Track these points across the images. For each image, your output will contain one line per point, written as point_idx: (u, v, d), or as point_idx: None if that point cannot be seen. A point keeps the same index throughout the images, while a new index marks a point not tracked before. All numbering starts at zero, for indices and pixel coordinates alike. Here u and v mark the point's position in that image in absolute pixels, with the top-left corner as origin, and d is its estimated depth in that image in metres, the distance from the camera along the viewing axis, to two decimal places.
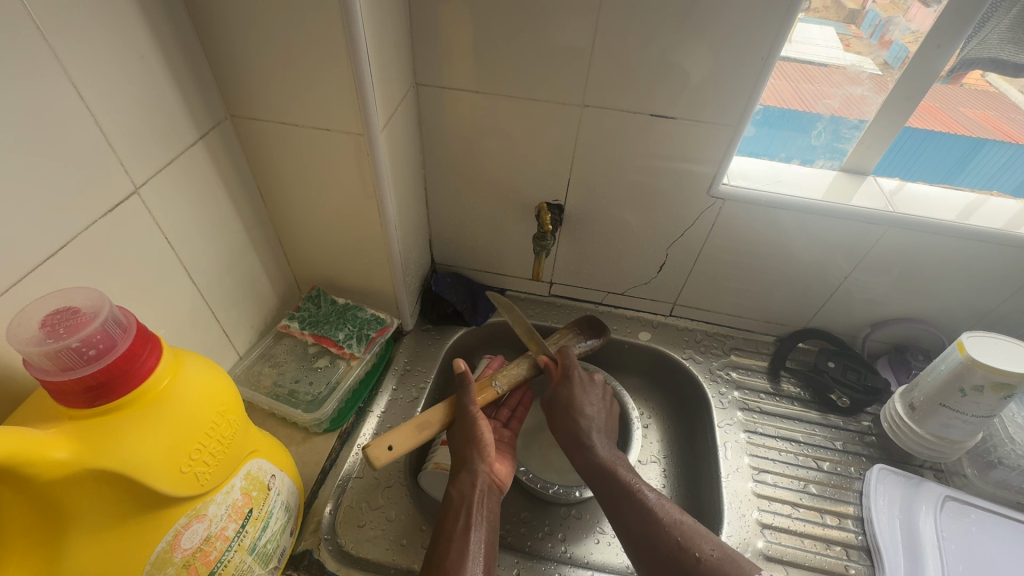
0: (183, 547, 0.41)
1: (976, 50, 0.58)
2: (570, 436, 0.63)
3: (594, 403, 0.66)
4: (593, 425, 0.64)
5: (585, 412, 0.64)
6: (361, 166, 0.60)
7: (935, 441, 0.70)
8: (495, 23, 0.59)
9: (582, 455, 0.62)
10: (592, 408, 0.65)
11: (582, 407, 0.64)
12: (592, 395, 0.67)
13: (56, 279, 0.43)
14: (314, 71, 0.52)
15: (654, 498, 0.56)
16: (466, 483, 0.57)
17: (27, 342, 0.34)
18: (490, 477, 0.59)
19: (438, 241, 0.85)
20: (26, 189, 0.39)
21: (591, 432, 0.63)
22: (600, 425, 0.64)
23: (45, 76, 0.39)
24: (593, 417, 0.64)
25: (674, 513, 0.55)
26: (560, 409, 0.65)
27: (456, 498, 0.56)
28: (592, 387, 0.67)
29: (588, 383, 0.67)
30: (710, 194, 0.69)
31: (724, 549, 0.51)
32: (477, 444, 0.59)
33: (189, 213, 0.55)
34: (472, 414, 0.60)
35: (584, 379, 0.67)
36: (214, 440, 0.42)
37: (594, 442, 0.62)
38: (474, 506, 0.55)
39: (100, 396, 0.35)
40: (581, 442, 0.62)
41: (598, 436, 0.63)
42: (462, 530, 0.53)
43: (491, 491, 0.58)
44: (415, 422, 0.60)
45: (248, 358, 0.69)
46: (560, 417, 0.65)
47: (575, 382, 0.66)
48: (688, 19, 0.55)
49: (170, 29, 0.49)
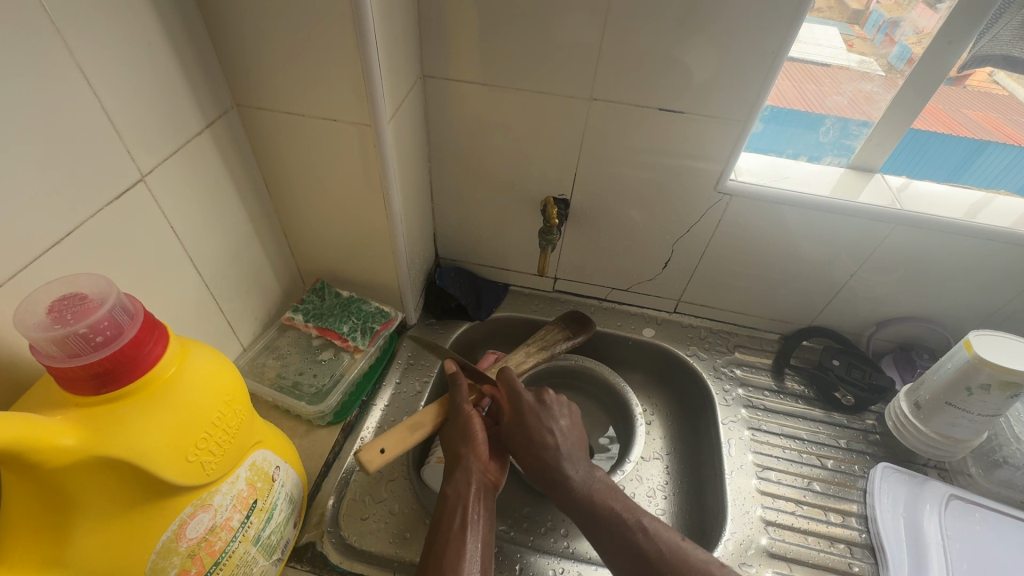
0: (188, 536, 0.41)
1: (987, 47, 0.58)
2: (541, 473, 0.60)
3: (553, 428, 0.62)
4: (561, 453, 0.60)
5: (546, 443, 0.60)
6: (366, 157, 0.59)
7: (941, 440, 0.70)
8: (503, 15, 0.58)
9: (559, 491, 0.59)
10: (553, 435, 0.61)
11: (542, 440, 0.61)
12: (550, 419, 0.62)
13: (63, 266, 0.43)
14: (321, 60, 0.52)
15: (638, 528, 0.54)
16: (462, 482, 0.56)
17: (34, 328, 0.34)
18: (485, 476, 0.58)
19: (442, 235, 0.84)
20: (32, 175, 0.39)
21: (559, 464, 0.59)
22: (567, 450, 0.61)
23: (53, 61, 0.39)
24: (557, 446, 0.60)
25: (662, 542, 0.53)
26: (521, 447, 0.61)
27: (451, 497, 0.55)
28: (547, 412, 0.63)
29: (541, 409, 0.63)
30: (717, 190, 0.68)
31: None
32: (472, 441, 0.59)
33: (194, 202, 0.55)
34: (467, 413, 0.60)
35: (535, 406, 0.63)
36: (221, 429, 0.41)
37: (567, 472, 0.59)
38: (469, 505, 0.55)
39: (106, 383, 0.35)
40: (554, 478, 0.59)
41: (569, 463, 0.60)
42: (458, 532, 0.52)
43: (485, 490, 0.58)
44: (406, 425, 0.60)
45: (252, 350, 0.69)
46: (522, 454, 0.61)
47: (527, 414, 0.62)
48: (698, 12, 0.55)
49: (178, 16, 0.49)
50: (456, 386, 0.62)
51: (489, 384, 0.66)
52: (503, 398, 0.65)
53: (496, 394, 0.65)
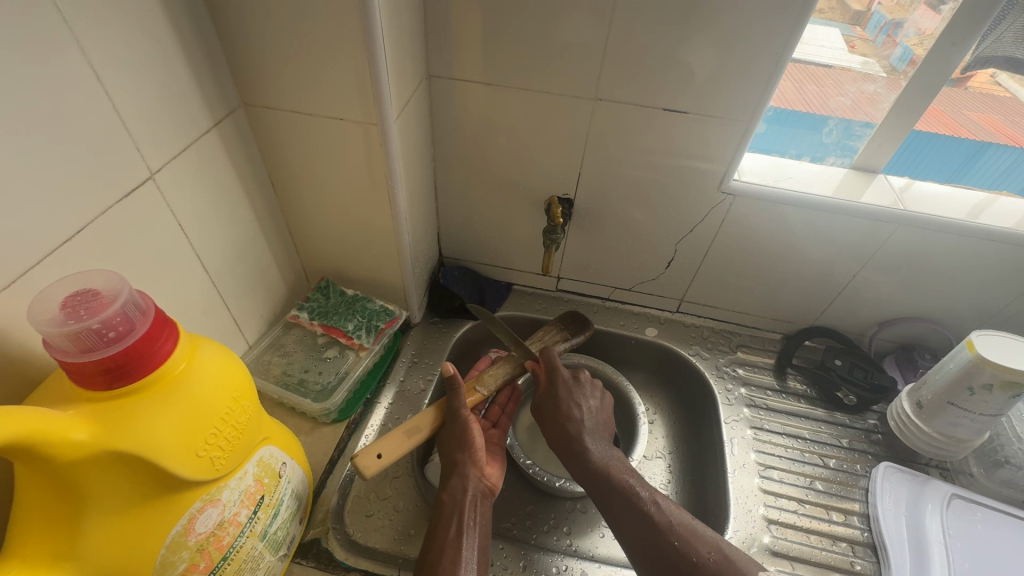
0: (197, 531, 0.41)
1: (990, 48, 0.59)
2: (563, 442, 0.63)
3: (582, 404, 0.65)
4: (583, 428, 0.62)
5: (572, 415, 0.63)
6: (372, 156, 0.59)
7: (943, 439, 0.70)
8: (509, 15, 0.59)
9: (577, 462, 0.61)
10: (580, 410, 0.64)
11: (570, 412, 0.64)
12: (580, 396, 0.65)
13: (74, 263, 0.43)
14: (328, 60, 0.52)
15: (648, 498, 0.55)
16: (458, 488, 0.57)
17: (48, 322, 0.34)
18: (481, 483, 0.59)
19: (446, 234, 0.85)
20: (43, 172, 0.39)
21: (581, 436, 0.62)
22: (591, 426, 0.63)
23: (65, 59, 0.39)
24: (582, 420, 0.63)
25: (670, 514, 0.54)
26: (549, 415, 0.65)
27: (448, 502, 0.56)
28: (579, 388, 0.66)
29: (574, 385, 0.66)
30: (721, 190, 0.69)
31: (721, 549, 0.51)
32: (468, 448, 0.60)
33: (202, 200, 0.55)
34: (463, 418, 0.61)
35: (569, 380, 0.66)
36: (229, 425, 0.42)
37: (586, 445, 0.61)
38: (466, 512, 0.55)
39: (117, 379, 0.35)
40: (573, 449, 0.61)
41: (590, 438, 0.62)
42: (454, 538, 0.53)
43: (482, 497, 0.59)
44: (403, 429, 0.60)
45: (258, 347, 0.69)
46: (549, 423, 0.65)
47: (560, 386, 0.65)
48: (703, 13, 0.55)
49: (187, 15, 0.49)
50: (453, 388, 0.61)
51: (530, 361, 0.69)
52: (541, 371, 0.68)
53: (534, 367, 0.69)
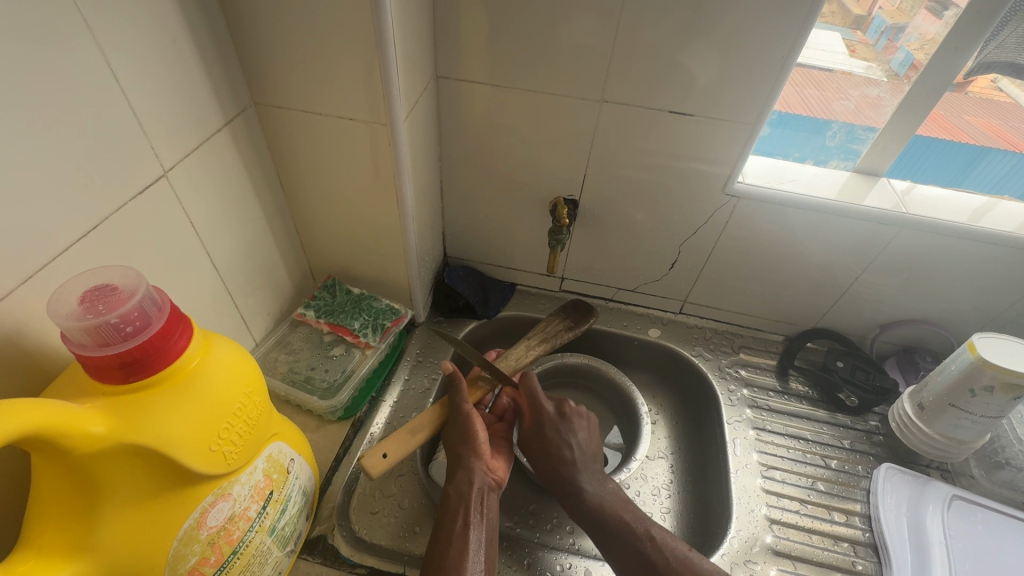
0: (209, 524, 0.42)
1: (993, 54, 0.59)
2: (556, 481, 0.63)
3: (572, 441, 0.65)
4: (576, 466, 0.63)
5: (564, 453, 0.64)
6: (380, 155, 0.60)
7: (944, 441, 0.71)
8: (517, 17, 0.59)
9: (573, 500, 0.61)
10: (570, 448, 0.64)
11: (560, 452, 0.64)
12: (571, 431, 0.65)
13: (89, 258, 0.44)
14: (339, 61, 0.53)
15: (647, 539, 0.56)
16: (464, 482, 0.58)
17: (67, 317, 0.35)
18: (488, 476, 0.60)
19: (451, 234, 0.85)
20: (62, 168, 0.40)
21: (573, 476, 0.62)
22: (584, 463, 0.63)
23: (83, 56, 0.39)
24: (574, 456, 0.63)
25: (669, 551, 0.55)
26: (541, 454, 0.65)
27: (455, 496, 0.57)
28: (568, 424, 0.66)
29: (561, 422, 0.66)
30: (725, 192, 0.69)
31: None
32: (474, 443, 0.60)
33: (213, 198, 0.56)
34: (467, 413, 0.61)
35: (556, 418, 0.66)
36: (241, 420, 0.42)
37: (581, 484, 0.61)
38: (472, 505, 0.56)
39: (133, 373, 0.36)
40: (568, 489, 0.61)
41: (586, 477, 0.62)
42: (461, 531, 0.53)
43: (488, 491, 0.59)
44: (408, 427, 0.61)
45: (265, 345, 0.70)
46: (541, 462, 0.65)
47: (546, 425, 0.65)
48: (709, 17, 0.56)
49: (201, 16, 0.50)
50: (454, 386, 0.64)
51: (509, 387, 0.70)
52: (524, 404, 0.68)
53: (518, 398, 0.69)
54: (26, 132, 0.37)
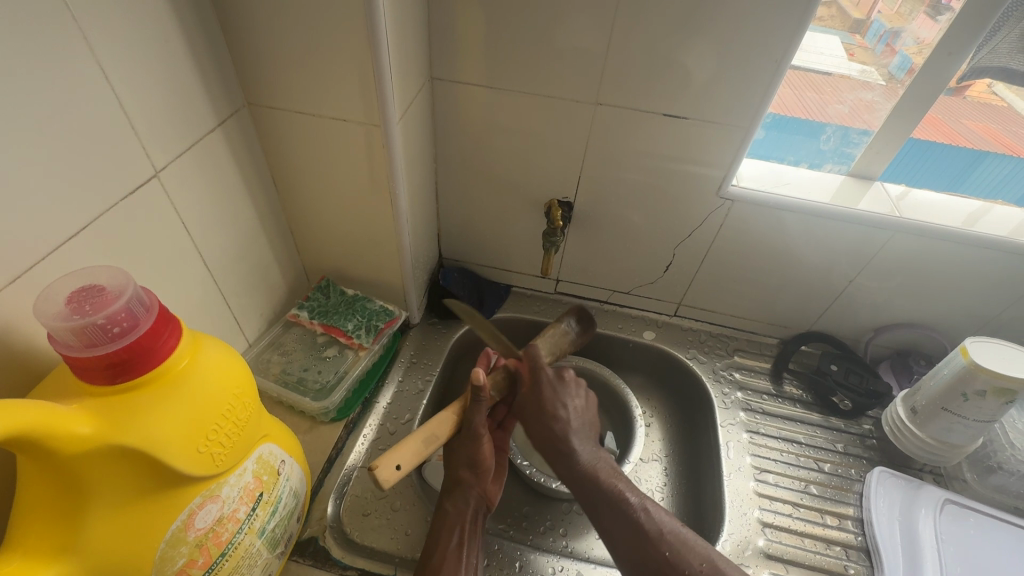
0: (197, 526, 0.42)
1: (986, 59, 0.59)
2: (548, 443, 0.60)
3: (568, 404, 0.62)
4: (569, 428, 0.60)
5: (557, 414, 0.60)
6: (373, 157, 0.60)
7: (936, 445, 0.71)
8: (511, 21, 0.60)
9: (562, 463, 0.58)
10: (566, 410, 0.61)
11: (553, 411, 0.60)
12: (566, 395, 0.62)
13: (79, 259, 0.43)
14: (332, 63, 0.53)
15: (638, 507, 0.54)
16: (461, 501, 0.58)
17: (54, 317, 0.35)
18: (483, 497, 0.60)
19: (447, 235, 0.85)
20: (53, 169, 0.40)
21: (567, 437, 0.59)
22: (577, 426, 0.60)
23: (75, 53, 0.39)
24: (567, 419, 0.60)
25: (662, 522, 0.53)
26: (533, 415, 0.61)
27: (450, 513, 0.57)
28: (564, 387, 0.63)
29: (558, 383, 0.63)
30: (719, 195, 0.69)
31: (713, 562, 0.50)
32: (479, 465, 0.59)
33: (205, 199, 0.55)
34: (481, 432, 0.58)
35: (553, 379, 0.63)
36: (230, 421, 0.42)
37: (573, 446, 0.58)
38: (467, 525, 0.57)
39: (121, 373, 0.36)
40: (559, 450, 0.59)
41: (577, 439, 0.59)
42: (454, 549, 0.54)
43: (480, 513, 0.60)
44: (420, 438, 0.55)
45: (257, 345, 0.70)
46: (533, 424, 0.61)
47: (544, 385, 0.62)
48: (702, 22, 0.56)
49: (194, 16, 0.50)
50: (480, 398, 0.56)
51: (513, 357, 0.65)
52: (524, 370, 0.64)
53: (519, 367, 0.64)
54: (15, 129, 0.37)
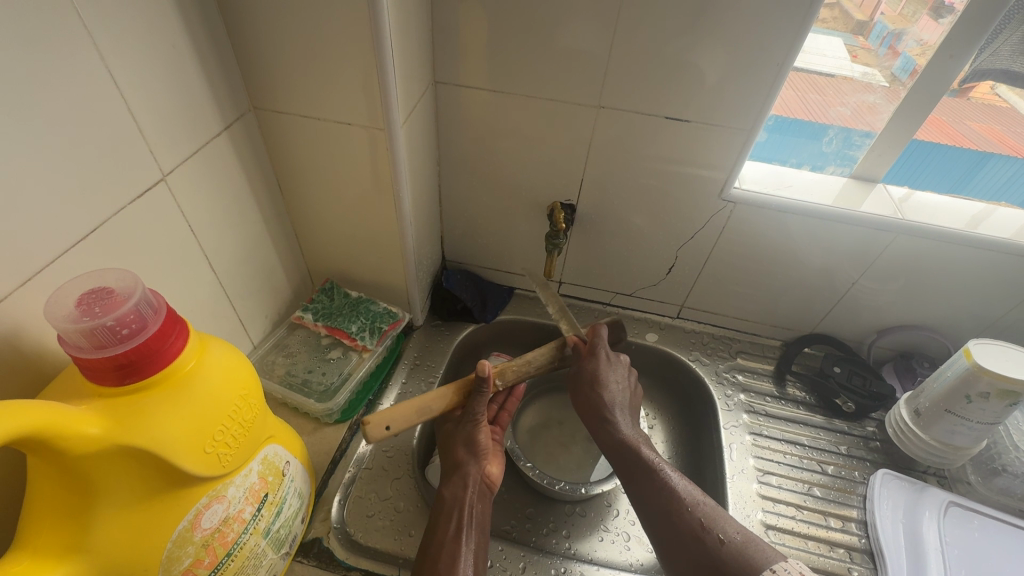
0: (203, 526, 0.42)
1: (988, 61, 0.60)
2: (594, 411, 0.62)
3: (617, 379, 0.64)
4: (616, 401, 0.62)
5: (608, 385, 0.63)
6: (377, 160, 0.60)
7: (941, 447, 0.70)
8: (514, 24, 0.60)
9: (604, 430, 0.60)
10: (616, 385, 0.63)
11: (605, 381, 0.63)
12: (617, 373, 0.65)
13: (85, 262, 0.44)
14: (337, 67, 0.53)
15: (675, 477, 0.54)
16: (459, 486, 0.57)
17: (63, 319, 0.35)
18: (482, 478, 0.59)
19: (450, 237, 0.86)
20: (62, 173, 0.40)
21: (613, 406, 0.61)
22: (622, 401, 0.63)
23: (84, 59, 0.40)
24: (616, 393, 0.63)
25: (696, 493, 0.53)
26: (584, 383, 0.64)
27: (449, 499, 0.56)
28: (616, 365, 0.66)
29: (613, 360, 0.66)
30: (721, 198, 0.70)
31: (748, 532, 0.49)
32: (473, 445, 0.59)
33: (211, 202, 0.56)
34: (477, 416, 0.60)
35: (609, 356, 0.66)
36: (236, 422, 0.43)
37: (617, 418, 0.61)
38: (466, 508, 0.55)
39: (129, 375, 0.36)
40: (603, 417, 0.61)
41: (620, 412, 0.62)
42: (454, 534, 0.53)
43: (481, 494, 0.58)
44: (418, 403, 0.57)
45: (262, 347, 0.71)
46: (582, 390, 0.64)
47: (600, 357, 0.65)
48: (703, 25, 0.56)
49: (200, 21, 0.50)
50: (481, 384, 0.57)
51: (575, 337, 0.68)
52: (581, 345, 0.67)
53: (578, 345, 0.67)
54: (25, 134, 0.37)
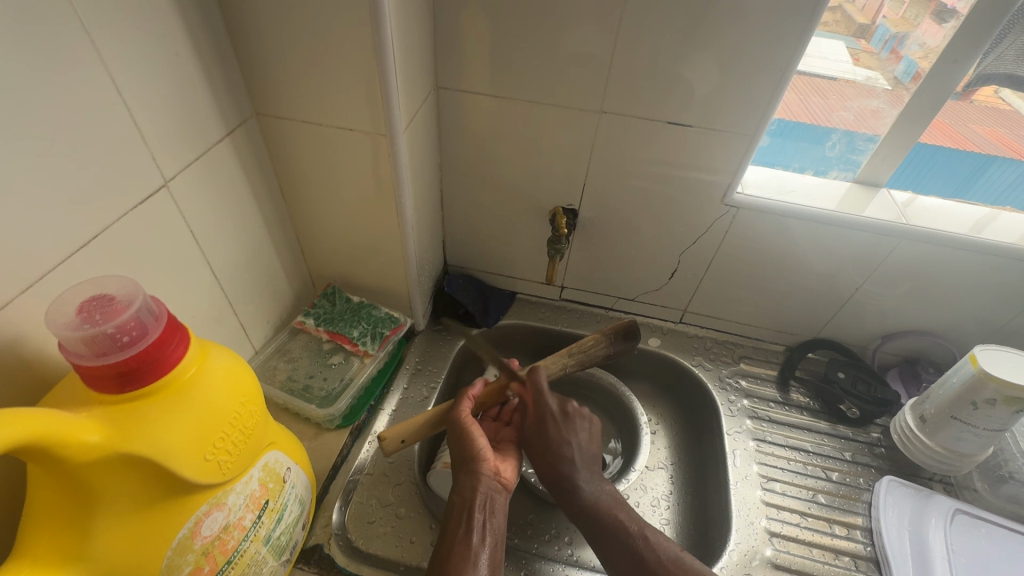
0: (203, 534, 0.42)
1: (992, 66, 0.59)
2: (553, 479, 0.59)
3: (573, 440, 0.60)
4: (577, 464, 0.59)
5: (563, 452, 0.59)
6: (379, 166, 0.60)
7: (947, 454, 0.70)
8: (515, 30, 0.60)
9: (566, 499, 0.58)
10: (571, 449, 0.59)
11: (559, 450, 0.59)
12: (571, 432, 0.61)
13: (87, 269, 0.44)
14: (339, 74, 0.53)
15: (640, 534, 0.55)
16: (468, 487, 0.56)
17: (65, 326, 0.35)
18: (493, 480, 0.57)
19: (452, 242, 0.85)
20: (65, 178, 0.41)
21: (572, 474, 0.58)
22: (583, 464, 0.60)
23: (87, 67, 0.40)
24: (573, 457, 0.59)
25: (661, 549, 0.54)
26: (538, 449, 0.60)
27: (458, 502, 0.55)
28: (569, 423, 0.61)
29: (562, 419, 0.61)
30: (724, 202, 0.69)
31: None
32: (475, 447, 0.58)
33: (213, 209, 0.56)
34: (464, 422, 0.60)
35: (558, 415, 0.61)
36: (237, 429, 0.42)
37: (579, 483, 0.58)
38: (476, 509, 0.54)
39: (130, 382, 0.36)
40: (563, 487, 0.58)
41: (582, 474, 0.59)
42: (464, 534, 0.52)
43: (496, 494, 0.57)
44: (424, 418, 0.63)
45: (264, 352, 0.70)
46: (537, 456, 0.60)
47: (548, 423, 0.60)
48: (704, 31, 0.56)
49: (202, 27, 0.50)
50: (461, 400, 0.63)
51: (516, 382, 0.65)
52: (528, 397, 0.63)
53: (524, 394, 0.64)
54: (26, 141, 0.37)
